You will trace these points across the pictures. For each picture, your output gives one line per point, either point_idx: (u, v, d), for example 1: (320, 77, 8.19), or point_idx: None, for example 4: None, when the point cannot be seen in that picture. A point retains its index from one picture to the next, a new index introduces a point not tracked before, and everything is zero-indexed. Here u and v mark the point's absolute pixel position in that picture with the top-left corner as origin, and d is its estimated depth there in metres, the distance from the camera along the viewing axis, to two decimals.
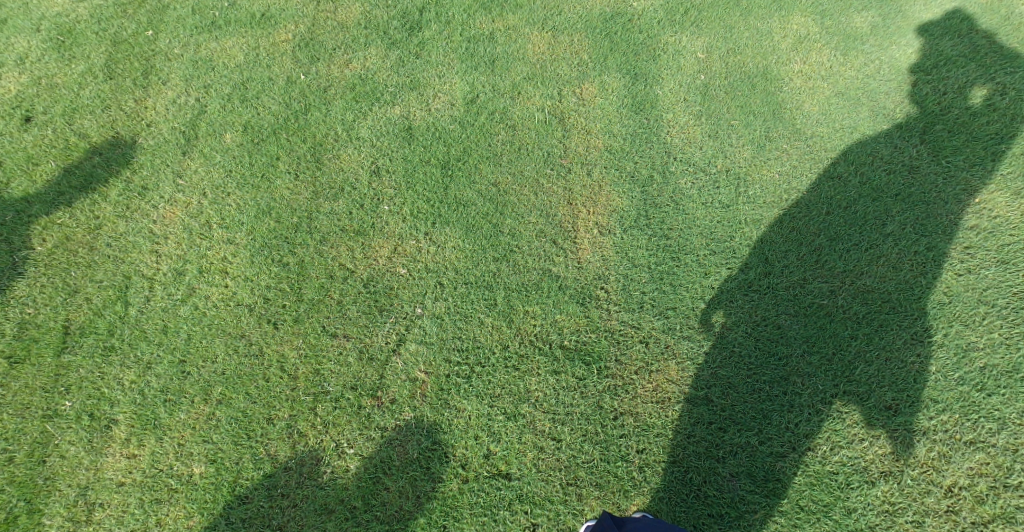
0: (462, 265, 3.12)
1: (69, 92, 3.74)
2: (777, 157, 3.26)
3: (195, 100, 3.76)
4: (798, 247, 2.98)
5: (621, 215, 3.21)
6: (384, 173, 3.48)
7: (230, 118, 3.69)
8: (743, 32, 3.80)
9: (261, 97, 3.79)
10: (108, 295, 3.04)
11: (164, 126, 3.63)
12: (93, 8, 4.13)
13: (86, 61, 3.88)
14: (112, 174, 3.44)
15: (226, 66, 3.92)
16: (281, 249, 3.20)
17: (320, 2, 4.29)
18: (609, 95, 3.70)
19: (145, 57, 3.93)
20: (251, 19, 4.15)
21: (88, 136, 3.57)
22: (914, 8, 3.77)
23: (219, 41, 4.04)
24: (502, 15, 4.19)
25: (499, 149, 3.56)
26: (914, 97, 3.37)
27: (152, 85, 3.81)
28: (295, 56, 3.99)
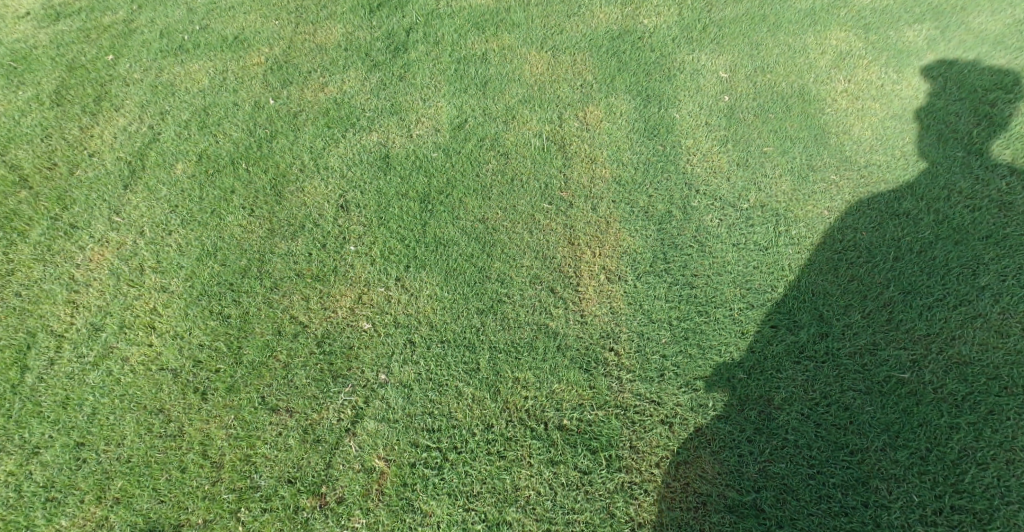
0: (439, 318, 2.56)
1: (9, 119, 3.24)
2: (823, 190, 2.70)
3: (148, 126, 3.26)
4: (861, 301, 2.40)
5: (634, 258, 2.65)
6: (354, 207, 2.95)
7: (184, 145, 3.18)
8: (771, 49, 3.30)
9: (222, 123, 3.29)
10: (4, 357, 2.46)
11: (108, 156, 3.11)
12: (54, 34, 3.69)
13: (35, 87, 3.40)
14: (38, 209, 2.89)
15: (188, 91, 3.44)
16: (224, 298, 2.64)
17: (299, 24, 3.84)
18: (618, 119, 3.19)
19: (100, 82, 3.45)
20: (222, 42, 3.70)
21: (19, 168, 3.04)
22: (975, 21, 3.25)
23: (184, 64, 3.57)
24: (498, 34, 3.73)
25: (488, 180, 3.03)
26: (996, 119, 2.79)
27: (103, 112, 3.30)
28: (265, 79, 3.52)
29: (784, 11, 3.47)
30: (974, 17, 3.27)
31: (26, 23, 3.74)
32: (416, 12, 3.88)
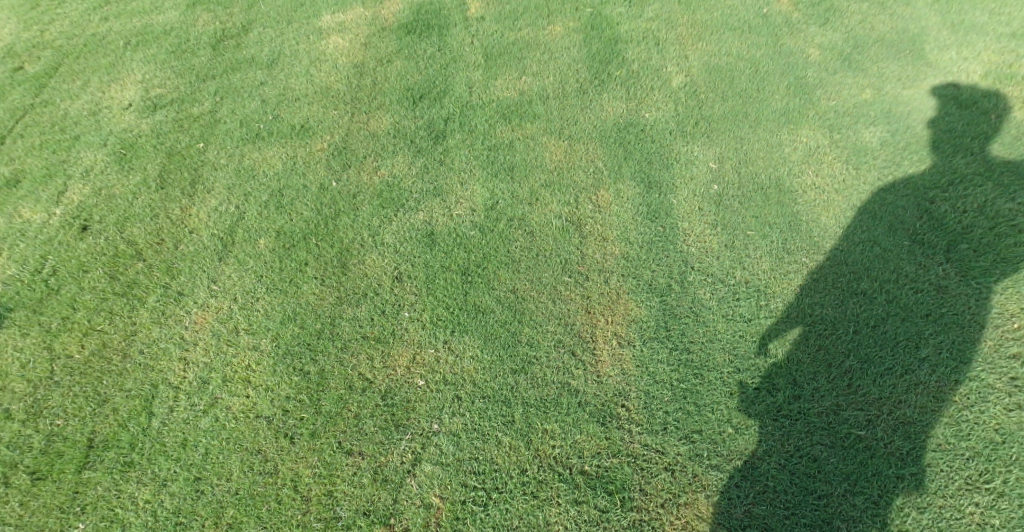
0: (480, 377, 3.13)
1: (124, 202, 4.22)
2: (796, 269, 3.24)
3: (235, 207, 4.15)
4: (827, 369, 2.90)
5: (641, 326, 3.18)
6: (406, 278, 3.62)
7: (264, 225, 4.03)
8: (753, 144, 3.87)
9: (294, 203, 4.15)
10: (134, 405, 3.25)
11: (205, 233, 4.00)
12: (154, 124, 4.77)
13: (142, 172, 4.42)
14: (151, 279, 3.78)
15: (266, 175, 4.35)
16: (304, 357, 3.35)
17: (355, 114, 4.74)
18: (624, 202, 3.76)
19: (194, 168, 4.42)
20: (292, 131, 4.65)
21: (134, 244, 3.97)
22: (922, 125, 3.78)
23: (261, 151, 4.52)
24: (522, 124, 4.42)
25: (517, 255, 3.60)
26: (932, 215, 3.32)
27: (198, 194, 4.25)
28: (329, 164, 4.37)
29: (763, 110, 4.06)
30: (922, 120, 3.81)
31: (130, 114, 4.84)
32: (451, 104, 4.69)
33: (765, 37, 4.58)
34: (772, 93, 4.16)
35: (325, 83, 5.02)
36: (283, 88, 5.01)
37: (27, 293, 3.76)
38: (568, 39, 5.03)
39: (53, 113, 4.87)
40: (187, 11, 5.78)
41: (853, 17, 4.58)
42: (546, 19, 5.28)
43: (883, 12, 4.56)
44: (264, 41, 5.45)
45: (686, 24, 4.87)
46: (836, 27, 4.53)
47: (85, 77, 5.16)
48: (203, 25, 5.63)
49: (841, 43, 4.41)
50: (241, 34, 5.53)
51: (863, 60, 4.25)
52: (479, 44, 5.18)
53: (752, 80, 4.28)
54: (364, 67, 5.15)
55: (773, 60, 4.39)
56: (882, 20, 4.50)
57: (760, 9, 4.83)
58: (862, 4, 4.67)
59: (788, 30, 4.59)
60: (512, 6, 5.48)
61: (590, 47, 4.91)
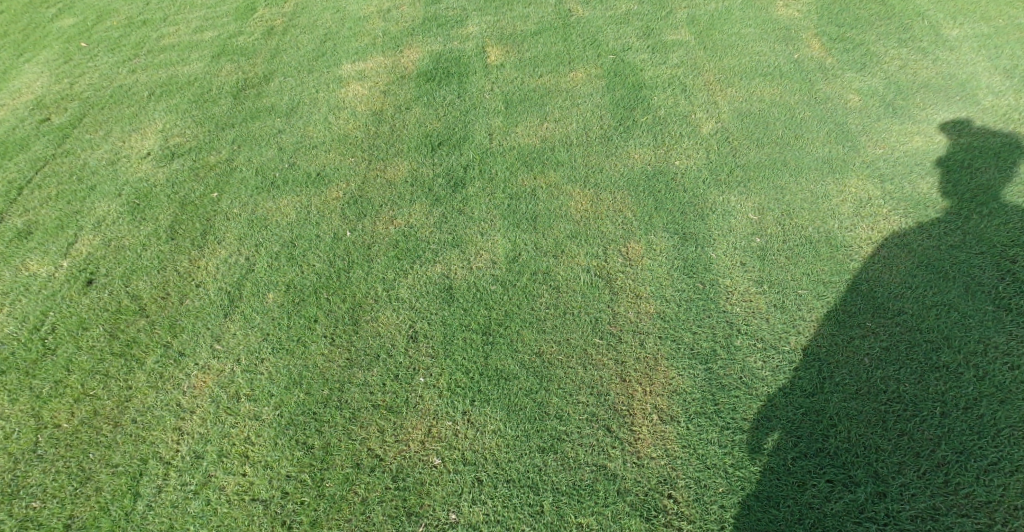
0: (504, 455, 2.81)
1: (133, 253, 3.99)
2: (861, 335, 2.86)
3: (245, 258, 3.90)
4: (916, 460, 2.50)
5: (685, 398, 2.84)
6: (422, 337, 3.34)
7: (275, 277, 3.77)
8: (795, 195, 3.56)
9: (306, 254, 3.89)
10: (120, 484, 2.93)
11: (211, 286, 3.74)
12: (170, 173, 4.59)
13: (154, 222, 4.19)
14: (153, 336, 3.50)
15: (279, 225, 4.11)
16: (308, 428, 3.04)
17: (372, 161, 4.53)
18: (658, 255, 3.45)
19: (206, 217, 4.20)
20: (307, 179, 4.43)
21: (139, 298, 3.71)
22: (984, 176, 3.41)
23: (276, 199, 4.30)
24: (545, 171, 4.18)
25: (543, 312, 3.31)
26: (1018, 277, 2.94)
27: (208, 245, 4.01)
28: (343, 213, 4.14)
29: (803, 158, 3.75)
30: (983, 169, 3.45)
31: (149, 163, 4.68)
32: (472, 150, 4.46)
33: (798, 83, 4.30)
34: (813, 140, 3.85)
35: (343, 131, 4.82)
36: (301, 135, 4.83)
37: (21, 352, 3.50)
38: (591, 86, 4.81)
39: (74, 162, 4.76)
40: (212, 61, 5.76)
41: (891, 61, 4.31)
42: (567, 65, 5.09)
43: (925, 58, 4.28)
44: (285, 90, 5.32)
45: (713, 70, 4.63)
46: (875, 71, 4.25)
47: (108, 127, 5.09)
48: (227, 75, 5.56)
49: (883, 87, 4.12)
50: (262, 83, 5.42)
51: (908, 106, 3.95)
52: (499, 91, 4.98)
53: (789, 127, 3.98)
54: (382, 114, 4.95)
55: (809, 107, 4.09)
56: (925, 66, 4.22)
57: (790, 54, 4.58)
58: (901, 49, 4.39)
59: (823, 75, 4.32)
60: (532, 53, 5.32)
61: (614, 93, 4.68)
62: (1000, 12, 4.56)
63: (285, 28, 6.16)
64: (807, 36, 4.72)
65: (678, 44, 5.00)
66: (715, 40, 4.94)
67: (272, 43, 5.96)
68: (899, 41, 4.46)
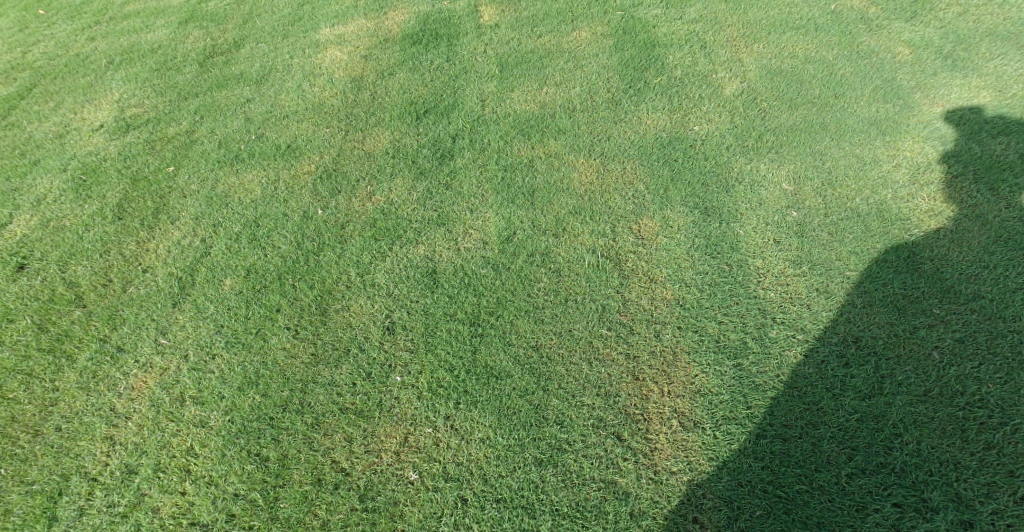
0: (494, 470, 2.35)
1: (74, 235, 3.51)
2: (927, 325, 2.37)
3: (200, 240, 3.42)
4: (1008, 482, 2.02)
5: (711, 401, 2.38)
6: (400, 328, 2.86)
7: (233, 261, 3.29)
8: (836, 161, 3.06)
9: (271, 234, 3.42)
10: (35, 505, 2.47)
11: (160, 272, 3.26)
12: (123, 146, 4.10)
13: (101, 200, 3.72)
14: (88, 330, 3.02)
15: (242, 202, 3.63)
16: (262, 436, 2.57)
17: (349, 132, 4.04)
18: (675, 232, 2.97)
19: (160, 195, 3.72)
20: (276, 152, 3.95)
21: (77, 285, 3.24)
22: None
23: (240, 175, 3.81)
24: (544, 140, 3.69)
25: (540, 299, 2.84)
26: None
27: (160, 225, 3.53)
28: (314, 189, 3.66)
29: (844, 120, 3.25)
30: None
31: (101, 135, 4.20)
32: (462, 118, 3.97)
33: (835, 36, 3.79)
34: (855, 100, 3.35)
35: (319, 99, 4.34)
36: (272, 104, 4.34)
37: None
38: (597, 46, 4.30)
39: (18, 136, 4.28)
40: (179, 28, 5.26)
41: (948, 7, 3.81)
42: (570, 24, 4.57)
43: (990, 2, 3.81)
44: (256, 56, 4.82)
45: (735, 24, 4.12)
46: (927, 20, 3.74)
47: (60, 98, 4.60)
48: (193, 42, 5.06)
49: (937, 38, 3.61)
50: (232, 50, 4.92)
51: (971, 57, 3.45)
52: (494, 54, 4.47)
53: (827, 85, 3.47)
54: (363, 81, 4.46)
55: (850, 62, 3.59)
56: (989, 11, 3.74)
57: (825, 5, 4.06)
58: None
59: (865, 27, 3.81)
60: (531, 12, 4.80)
61: (622, 53, 4.18)
62: None
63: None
64: None
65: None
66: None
67: (245, 7, 5.45)
68: None
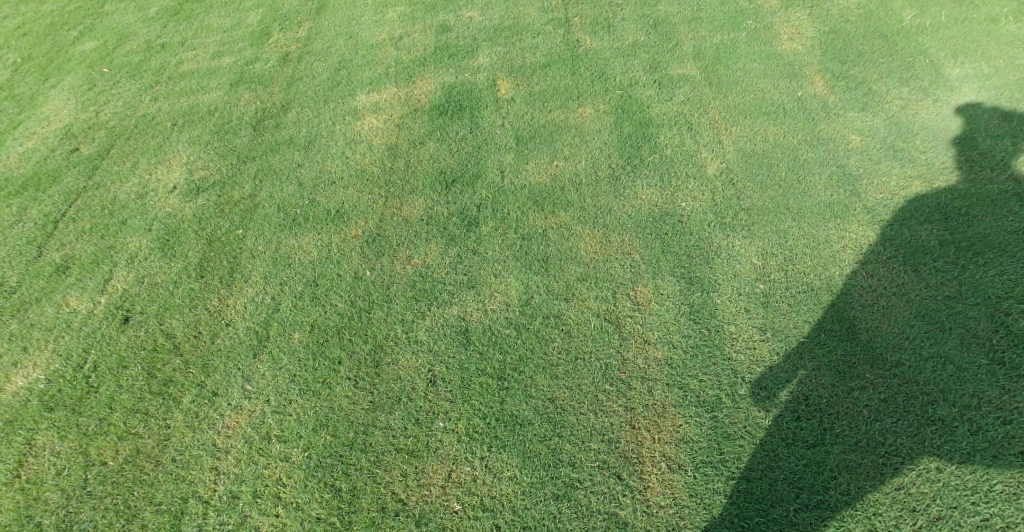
0: (521, 502, 3.01)
1: (165, 290, 4.24)
2: (860, 387, 3.02)
3: (270, 297, 4.12)
4: (911, 514, 2.69)
5: (692, 447, 3.02)
6: (440, 381, 3.52)
7: (299, 317, 3.99)
8: (798, 239, 3.72)
9: (329, 294, 4.10)
10: (164, 522, 3.23)
11: (240, 326, 3.98)
12: (196, 208, 4.81)
13: (184, 258, 4.44)
14: (188, 376, 3.77)
15: (302, 262, 4.32)
16: (335, 470, 3.28)
17: (388, 199, 4.70)
18: (665, 299, 3.61)
19: (233, 255, 4.42)
20: (327, 217, 4.62)
21: (173, 336, 3.98)
22: (981, 225, 3.53)
23: (298, 237, 4.50)
24: (555, 212, 4.34)
25: (555, 357, 3.48)
26: (1010, 330, 3.10)
27: (235, 283, 4.24)
28: (363, 252, 4.33)
29: (805, 202, 3.91)
30: (981, 218, 3.57)
31: (176, 197, 4.91)
32: (484, 189, 4.63)
33: (800, 121, 4.51)
34: (815, 183, 4.03)
35: (360, 166, 5.01)
36: (320, 170, 5.02)
37: (67, 390, 3.78)
38: (600, 122, 4.97)
39: (105, 196, 5.00)
40: (232, 90, 5.97)
41: (892, 100, 4.51)
42: (576, 100, 5.24)
43: (925, 98, 4.47)
44: (303, 122, 5.52)
45: (717, 107, 4.81)
46: (877, 111, 4.46)
47: (135, 159, 5.32)
48: (246, 105, 5.76)
49: (884, 128, 4.32)
50: (280, 114, 5.62)
51: (908, 149, 4.12)
52: (510, 126, 5.14)
53: (792, 168, 4.17)
54: (398, 149, 5.14)
55: (812, 148, 4.29)
56: (925, 107, 4.41)
57: (793, 92, 4.79)
58: (902, 88, 4.60)
59: (826, 115, 4.52)
60: (542, 87, 5.47)
61: (621, 130, 4.84)
62: (1001, 51, 4.74)
63: (300, 55, 6.35)
64: (810, 73, 4.93)
65: (684, 79, 5.16)
66: (720, 75, 5.11)
67: (287, 71, 6.15)
68: (900, 80, 4.67)
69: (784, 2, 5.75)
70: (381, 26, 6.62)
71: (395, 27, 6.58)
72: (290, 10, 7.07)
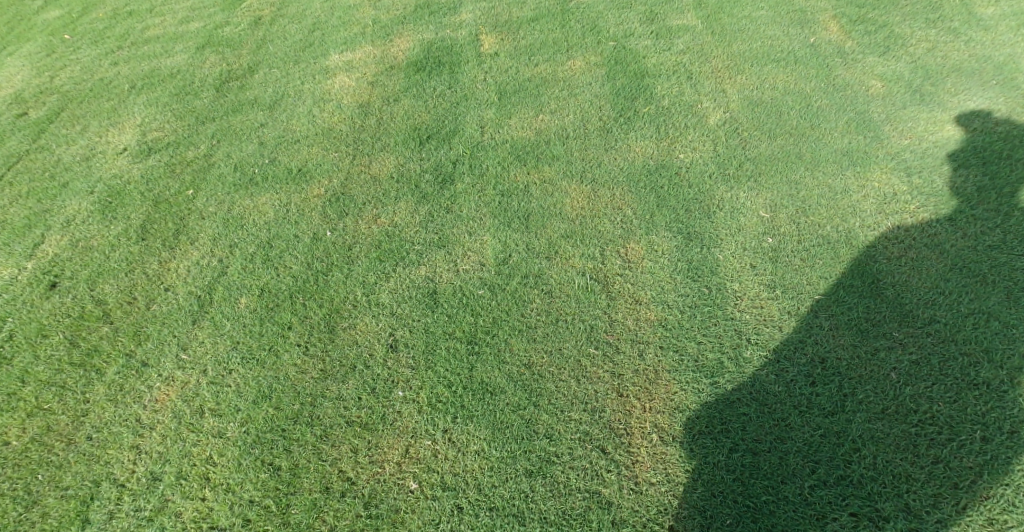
0: (487, 480, 2.63)
1: (100, 255, 3.77)
2: (887, 347, 2.73)
3: (218, 260, 3.66)
4: (953, 492, 2.37)
5: (689, 417, 2.69)
6: (402, 346, 3.10)
7: (248, 280, 3.53)
8: (812, 190, 3.44)
9: (284, 255, 3.64)
10: (69, 509, 2.77)
11: (181, 291, 3.52)
12: (145, 169, 4.34)
13: (126, 221, 3.97)
14: (116, 345, 3.31)
15: (256, 223, 3.86)
16: (275, 447, 2.84)
17: (356, 157, 4.26)
18: (659, 256, 3.25)
19: (180, 217, 3.96)
20: (288, 176, 4.17)
21: (104, 302, 3.52)
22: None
23: (254, 198, 4.03)
24: (538, 167, 3.90)
25: (533, 319, 3.09)
26: None
27: (180, 245, 3.78)
28: (324, 212, 3.87)
29: (819, 150, 3.63)
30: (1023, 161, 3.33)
31: (125, 159, 4.44)
32: (461, 144, 4.19)
33: (814, 68, 4.16)
34: (830, 131, 3.73)
35: (328, 124, 4.56)
36: (284, 129, 4.57)
37: None
38: (590, 75, 4.54)
39: (48, 159, 4.52)
40: (197, 54, 5.49)
41: (918, 43, 4.19)
42: (564, 54, 4.80)
43: (957, 39, 4.18)
44: (270, 82, 5.06)
45: (719, 56, 4.42)
46: (900, 55, 4.14)
47: (85, 122, 4.84)
48: (210, 67, 5.29)
49: (909, 71, 4.01)
50: (246, 76, 5.15)
51: (937, 92, 3.85)
52: (492, 82, 4.70)
53: (805, 116, 3.85)
54: (369, 107, 4.68)
55: (826, 94, 3.97)
56: (956, 48, 4.11)
57: (805, 38, 4.42)
58: (929, 30, 4.27)
59: (842, 60, 4.19)
60: (528, 42, 5.03)
61: (614, 82, 4.41)
62: None
63: (273, 19, 5.87)
64: (824, 19, 4.55)
65: (685, 30, 4.73)
66: (722, 25, 4.69)
67: (258, 33, 5.68)
68: (927, 21, 4.34)
69: None
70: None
71: None
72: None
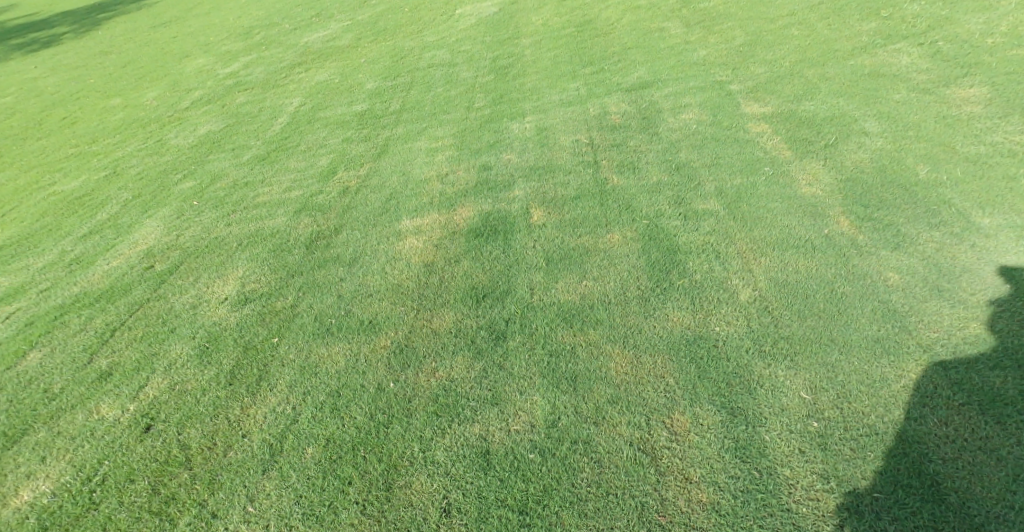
0: None
1: (192, 398, 4.02)
2: None
3: (291, 407, 3.85)
4: None
5: None
6: (455, 511, 3.19)
7: (316, 429, 3.69)
8: (850, 374, 3.51)
9: (350, 405, 3.81)
10: None
11: (256, 437, 3.69)
12: (240, 317, 4.69)
13: (218, 366, 4.25)
14: (192, 494, 3.46)
15: (328, 371, 4.08)
16: None
17: (419, 310, 4.53)
18: (705, 432, 3.34)
19: (264, 362, 4.22)
20: (359, 326, 4.44)
21: (188, 447, 3.71)
22: None
23: (328, 346, 4.30)
24: (584, 329, 4.09)
25: (584, 492, 3.17)
26: None
27: (260, 391, 4.00)
28: (388, 362, 4.09)
29: (850, 336, 3.73)
30: None
31: (225, 307, 4.82)
32: (514, 304, 4.43)
33: (832, 256, 4.35)
34: (858, 317, 3.85)
35: (397, 280, 4.90)
36: (360, 283, 4.91)
37: (67, 507, 3.48)
38: (626, 248, 4.82)
39: (163, 306, 4.96)
40: (295, 216, 6.03)
41: (926, 243, 4.34)
42: (605, 227, 5.14)
43: (963, 242, 4.31)
44: (352, 241, 5.50)
45: (744, 239, 4.67)
46: (911, 252, 4.29)
47: (198, 274, 5.32)
48: (304, 228, 5.80)
49: (922, 268, 4.14)
50: (333, 235, 5.63)
51: (955, 289, 3.94)
52: (542, 248, 5.02)
53: (830, 301, 3.98)
54: (433, 265, 5.03)
55: (847, 282, 4.12)
56: (962, 251, 4.24)
57: (819, 229, 4.65)
58: (934, 233, 4.42)
59: (857, 252, 4.36)
60: (572, 215, 5.41)
61: (648, 256, 4.68)
62: None
63: (358, 188, 6.45)
64: (835, 213, 4.79)
65: (707, 214, 5.04)
66: (743, 212, 4.99)
67: (346, 200, 6.24)
68: (930, 225, 4.50)
69: (799, 152, 5.65)
70: (430, 165, 6.72)
71: (443, 166, 6.66)
72: (357, 154, 7.23)
